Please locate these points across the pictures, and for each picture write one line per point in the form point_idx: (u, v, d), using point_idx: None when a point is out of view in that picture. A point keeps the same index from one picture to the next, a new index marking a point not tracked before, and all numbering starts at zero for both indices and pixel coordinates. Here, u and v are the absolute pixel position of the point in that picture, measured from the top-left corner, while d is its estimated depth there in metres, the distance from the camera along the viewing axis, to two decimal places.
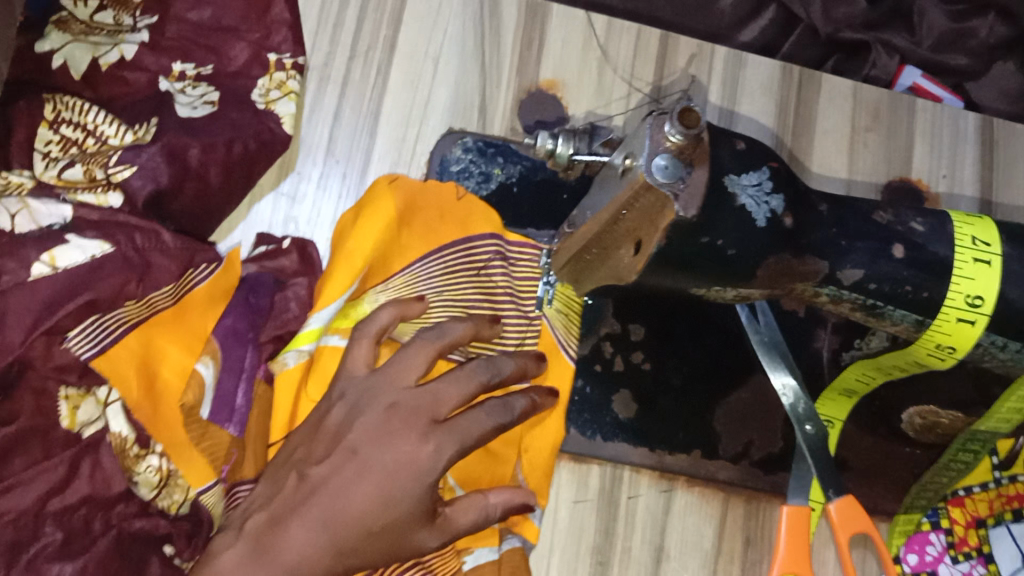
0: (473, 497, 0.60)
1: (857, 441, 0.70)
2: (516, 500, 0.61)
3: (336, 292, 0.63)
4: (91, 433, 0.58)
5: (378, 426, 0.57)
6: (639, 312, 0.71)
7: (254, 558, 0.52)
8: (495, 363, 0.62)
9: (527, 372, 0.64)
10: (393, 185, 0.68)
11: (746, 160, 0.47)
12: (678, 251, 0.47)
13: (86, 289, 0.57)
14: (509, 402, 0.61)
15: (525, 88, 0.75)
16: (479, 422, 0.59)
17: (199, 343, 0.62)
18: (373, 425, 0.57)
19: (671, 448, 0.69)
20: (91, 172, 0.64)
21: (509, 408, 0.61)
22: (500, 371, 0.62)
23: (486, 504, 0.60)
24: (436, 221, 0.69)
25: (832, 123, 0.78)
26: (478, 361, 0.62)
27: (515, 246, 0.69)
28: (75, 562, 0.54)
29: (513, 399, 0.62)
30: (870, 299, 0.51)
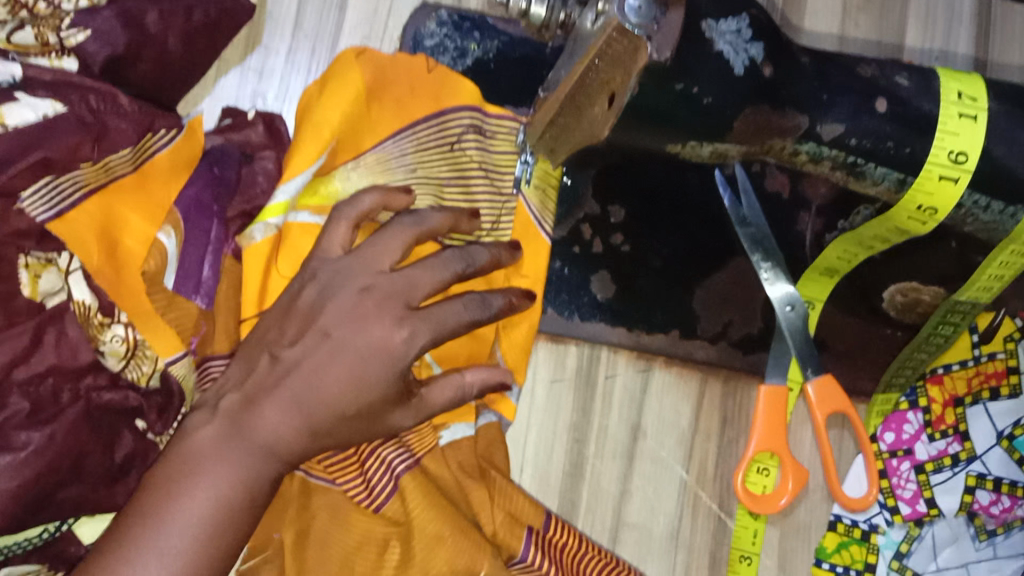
0: (450, 376, 0.60)
1: (837, 321, 0.70)
2: (494, 380, 0.62)
3: (303, 164, 0.63)
4: (56, 303, 0.57)
5: (351, 308, 0.56)
6: (619, 192, 0.70)
7: (230, 438, 0.52)
8: (470, 253, 0.60)
9: (502, 262, 0.62)
10: (359, 60, 0.66)
11: (725, 6, 0.45)
12: (654, 101, 0.44)
13: (39, 147, 0.56)
14: (487, 299, 0.60)
15: None
16: (455, 313, 0.58)
17: (162, 212, 0.62)
18: (346, 307, 0.56)
19: (649, 328, 0.68)
20: (43, 36, 0.61)
21: (486, 305, 0.60)
22: (474, 261, 0.61)
23: (463, 383, 0.60)
24: (407, 96, 0.66)
25: (823, 2, 0.75)
26: (453, 250, 0.60)
27: (492, 118, 0.67)
28: (43, 431, 0.55)
29: (490, 296, 0.61)
30: (851, 157, 0.49)
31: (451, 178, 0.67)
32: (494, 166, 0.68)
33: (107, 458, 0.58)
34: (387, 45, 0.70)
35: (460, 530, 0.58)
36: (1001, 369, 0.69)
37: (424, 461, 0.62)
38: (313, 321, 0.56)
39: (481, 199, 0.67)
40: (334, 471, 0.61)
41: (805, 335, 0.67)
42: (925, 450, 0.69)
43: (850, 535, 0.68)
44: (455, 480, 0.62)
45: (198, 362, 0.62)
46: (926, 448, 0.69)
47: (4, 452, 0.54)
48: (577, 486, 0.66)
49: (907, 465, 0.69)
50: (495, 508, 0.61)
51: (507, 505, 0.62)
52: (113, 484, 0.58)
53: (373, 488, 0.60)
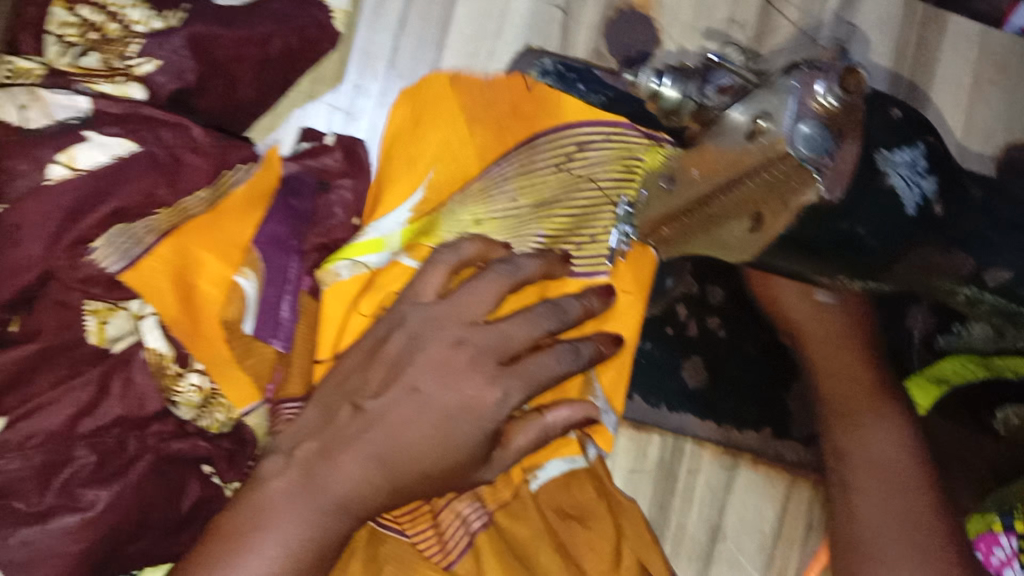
0: (533, 416, 0.55)
1: (941, 434, 0.64)
2: (579, 416, 0.57)
3: (397, 199, 0.59)
4: (122, 349, 0.53)
5: (439, 363, 0.51)
6: (719, 274, 0.64)
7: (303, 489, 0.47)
8: (562, 307, 0.55)
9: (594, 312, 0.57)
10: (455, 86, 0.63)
11: (898, 133, 0.40)
12: (810, 237, 0.40)
13: (111, 197, 0.51)
14: (578, 349, 0.56)
15: (615, 5, 0.67)
16: (547, 368, 0.54)
17: (238, 253, 0.54)
18: (435, 360, 0.51)
19: (738, 423, 0.64)
20: (109, 61, 0.56)
21: (578, 355, 0.56)
22: (566, 313, 0.56)
23: (545, 424, 0.55)
24: (506, 117, 0.62)
25: (953, 74, 0.69)
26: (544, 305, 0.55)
27: (594, 128, 0.62)
28: (111, 488, 0.50)
29: (580, 344, 0.57)
30: (1011, 304, 0.44)
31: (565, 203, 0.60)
32: (604, 187, 0.60)
33: (173, 508, 0.52)
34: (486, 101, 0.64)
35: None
36: None
37: (498, 515, 0.58)
38: (400, 374, 0.51)
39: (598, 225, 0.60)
40: (404, 520, 0.57)
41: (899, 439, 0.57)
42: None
43: None
44: (546, 522, 0.59)
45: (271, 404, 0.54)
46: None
47: (69, 512, 0.49)
48: None
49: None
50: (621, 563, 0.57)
51: (637, 551, 0.59)
52: (181, 531, 0.52)
53: (447, 542, 0.56)
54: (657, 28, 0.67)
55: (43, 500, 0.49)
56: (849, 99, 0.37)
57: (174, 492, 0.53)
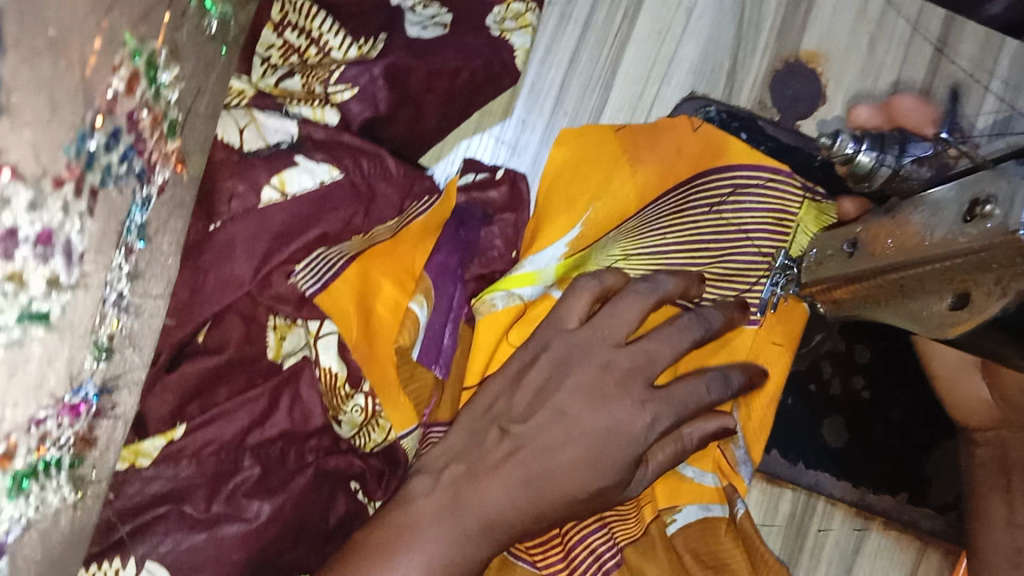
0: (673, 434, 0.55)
1: None
2: (714, 426, 0.56)
3: (553, 235, 0.59)
4: (292, 364, 0.54)
5: (585, 387, 0.52)
6: (867, 333, 0.64)
7: (451, 506, 0.48)
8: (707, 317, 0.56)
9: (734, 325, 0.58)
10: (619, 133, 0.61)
11: None
12: (1021, 319, 0.40)
13: (316, 224, 0.52)
14: (728, 377, 0.56)
15: (783, 57, 0.66)
16: (696, 393, 0.54)
17: (412, 280, 0.55)
18: (586, 382, 0.52)
19: (875, 487, 0.63)
20: (309, 85, 0.57)
21: (728, 383, 0.56)
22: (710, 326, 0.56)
23: (683, 439, 0.55)
24: (670, 156, 0.61)
25: None
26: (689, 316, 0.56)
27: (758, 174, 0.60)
28: (273, 501, 0.51)
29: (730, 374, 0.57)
30: None
31: (716, 244, 0.61)
32: (754, 237, 0.60)
33: (322, 521, 0.51)
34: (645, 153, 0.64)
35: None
36: None
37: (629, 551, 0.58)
38: (545, 399, 0.52)
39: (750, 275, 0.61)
40: (536, 552, 0.57)
41: None
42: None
43: None
44: (680, 563, 0.59)
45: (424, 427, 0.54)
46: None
47: (234, 522, 0.50)
48: None
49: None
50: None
51: None
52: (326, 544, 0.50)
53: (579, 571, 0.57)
54: (824, 84, 0.66)
55: (212, 508, 0.50)
56: None
57: (324, 503, 0.52)
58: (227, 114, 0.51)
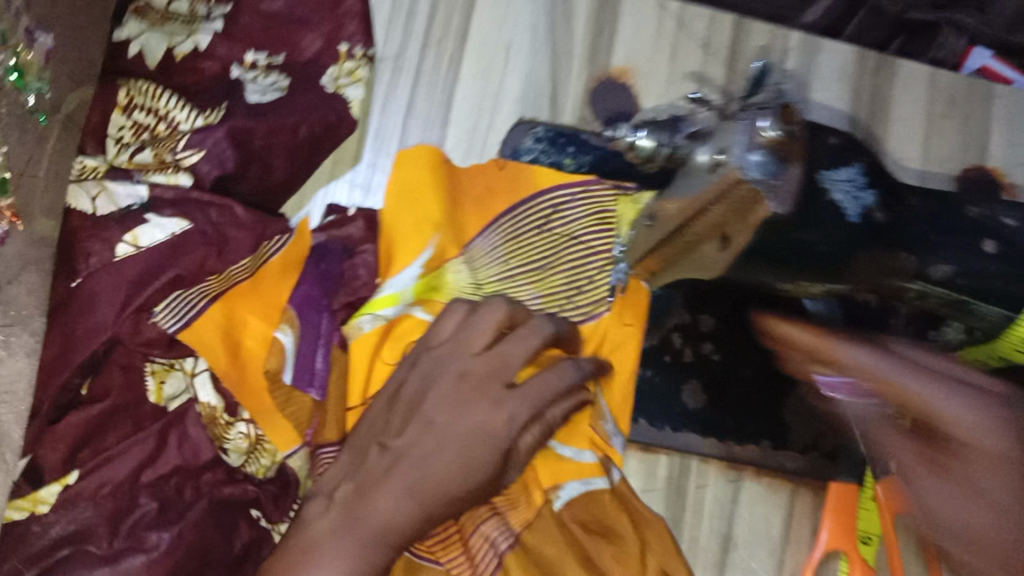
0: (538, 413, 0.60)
1: None
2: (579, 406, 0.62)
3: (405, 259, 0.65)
4: (177, 406, 0.59)
5: (448, 396, 0.56)
6: (708, 303, 0.70)
7: (347, 526, 0.50)
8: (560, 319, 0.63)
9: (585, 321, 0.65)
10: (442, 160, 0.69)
11: (837, 155, 0.47)
12: (767, 247, 0.47)
13: (168, 268, 0.59)
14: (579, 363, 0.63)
15: (595, 76, 0.73)
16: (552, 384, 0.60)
17: (277, 313, 0.61)
18: (447, 392, 0.57)
19: (739, 438, 0.69)
20: (160, 155, 0.65)
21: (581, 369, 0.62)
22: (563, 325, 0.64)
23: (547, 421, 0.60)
24: (486, 193, 0.69)
25: (908, 111, 0.76)
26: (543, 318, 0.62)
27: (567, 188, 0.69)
28: (171, 530, 0.55)
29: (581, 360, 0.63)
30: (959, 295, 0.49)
31: (552, 258, 0.68)
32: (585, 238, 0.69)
33: (228, 552, 0.56)
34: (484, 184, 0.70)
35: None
36: None
37: (523, 534, 0.62)
38: (415, 412, 0.56)
39: (593, 271, 0.69)
40: (437, 550, 0.61)
41: None
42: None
43: None
44: (570, 535, 0.63)
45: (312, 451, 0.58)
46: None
47: (136, 553, 0.54)
48: None
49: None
50: (647, 565, 0.61)
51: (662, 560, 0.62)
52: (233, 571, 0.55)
53: (476, 561, 0.61)
54: (635, 92, 0.73)
55: (114, 544, 0.54)
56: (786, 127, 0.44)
57: (227, 534, 0.56)
58: (79, 187, 0.61)
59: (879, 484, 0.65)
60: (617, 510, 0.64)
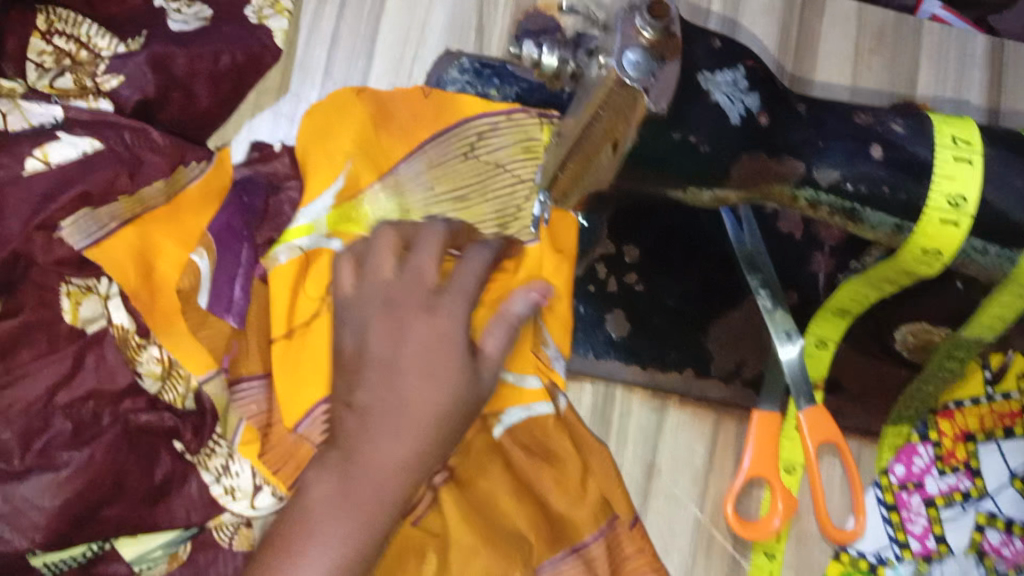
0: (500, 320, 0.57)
1: (849, 360, 0.71)
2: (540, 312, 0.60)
3: (319, 189, 0.63)
4: (95, 330, 0.58)
5: (384, 334, 0.53)
6: (630, 232, 0.71)
7: (343, 490, 0.49)
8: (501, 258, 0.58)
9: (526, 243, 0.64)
10: (361, 96, 0.67)
11: (721, 58, 0.47)
12: (649, 151, 0.47)
13: (78, 182, 0.58)
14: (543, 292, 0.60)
15: (522, 9, 0.73)
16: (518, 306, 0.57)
17: (194, 237, 0.60)
18: (384, 326, 0.54)
19: (662, 366, 0.70)
20: (80, 80, 0.64)
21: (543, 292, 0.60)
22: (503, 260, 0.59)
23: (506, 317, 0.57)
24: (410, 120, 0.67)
25: (835, 46, 0.77)
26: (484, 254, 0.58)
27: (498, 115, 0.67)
28: (83, 450, 0.56)
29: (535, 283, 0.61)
30: (848, 202, 0.50)
31: (478, 185, 0.66)
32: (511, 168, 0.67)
33: (146, 477, 0.58)
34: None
35: (495, 544, 0.61)
36: (1016, 409, 0.69)
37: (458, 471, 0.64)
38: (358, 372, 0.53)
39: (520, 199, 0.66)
40: None
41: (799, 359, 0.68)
42: (920, 516, 0.68)
43: (856, 567, 0.68)
44: (512, 460, 0.65)
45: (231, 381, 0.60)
46: (915, 521, 0.68)
47: (45, 471, 0.55)
48: None
49: (872, 489, 0.69)
50: (588, 490, 0.64)
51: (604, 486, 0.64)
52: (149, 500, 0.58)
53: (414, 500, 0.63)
54: None
55: (24, 461, 0.55)
56: (661, 25, 0.43)
57: (146, 461, 0.59)
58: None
59: (804, 413, 0.68)
60: (560, 433, 0.65)
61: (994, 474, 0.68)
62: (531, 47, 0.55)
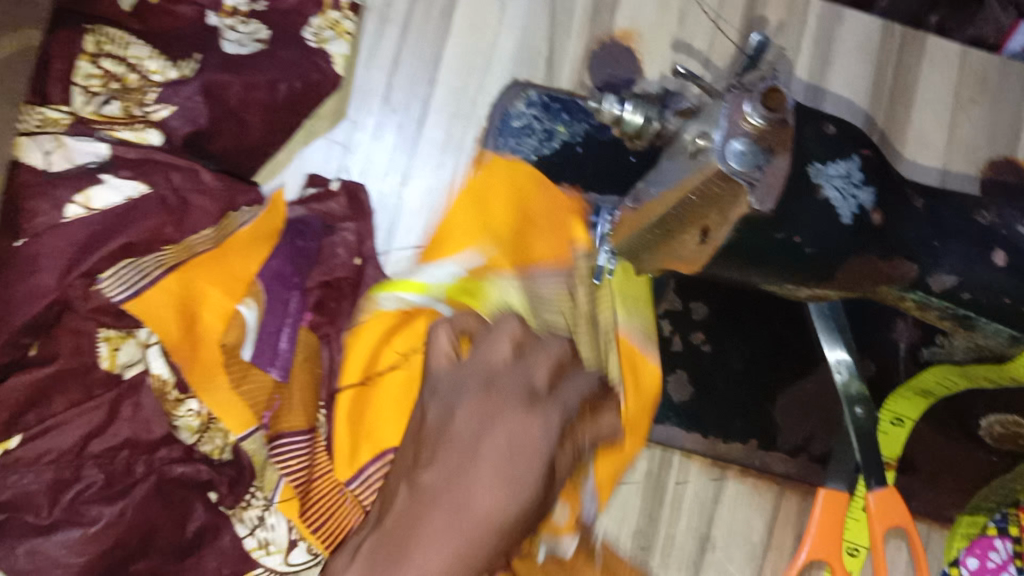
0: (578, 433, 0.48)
1: (929, 441, 0.66)
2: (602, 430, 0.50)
3: (445, 253, 0.60)
4: (133, 376, 0.57)
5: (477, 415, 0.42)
6: (702, 290, 0.66)
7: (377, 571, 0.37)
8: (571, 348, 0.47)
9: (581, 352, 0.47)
10: (497, 164, 0.62)
11: (833, 147, 0.42)
12: (752, 245, 0.42)
13: (122, 232, 0.56)
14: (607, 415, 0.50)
15: (597, 39, 0.68)
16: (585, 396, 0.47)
17: (240, 286, 0.58)
18: (479, 409, 0.42)
19: (725, 436, 0.65)
20: (129, 108, 0.60)
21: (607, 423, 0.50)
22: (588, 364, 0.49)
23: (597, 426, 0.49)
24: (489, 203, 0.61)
25: (933, 92, 0.70)
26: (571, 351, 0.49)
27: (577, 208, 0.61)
28: (114, 505, 0.54)
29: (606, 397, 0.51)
30: (961, 310, 0.45)
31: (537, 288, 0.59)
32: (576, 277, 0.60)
33: (178, 532, 0.56)
34: (469, 155, 0.66)
35: None
36: None
37: None
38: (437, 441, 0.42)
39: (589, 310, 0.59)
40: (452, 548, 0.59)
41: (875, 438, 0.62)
42: None
43: None
44: None
45: (270, 438, 0.57)
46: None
47: (73, 527, 0.53)
48: None
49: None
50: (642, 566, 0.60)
51: None
52: (182, 557, 0.55)
53: None
54: (638, 58, 0.68)
55: (49, 515, 0.53)
56: (774, 118, 0.38)
57: (179, 518, 0.56)
58: (30, 140, 0.57)
59: (873, 495, 0.60)
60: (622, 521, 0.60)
61: None
62: (614, 102, 0.50)
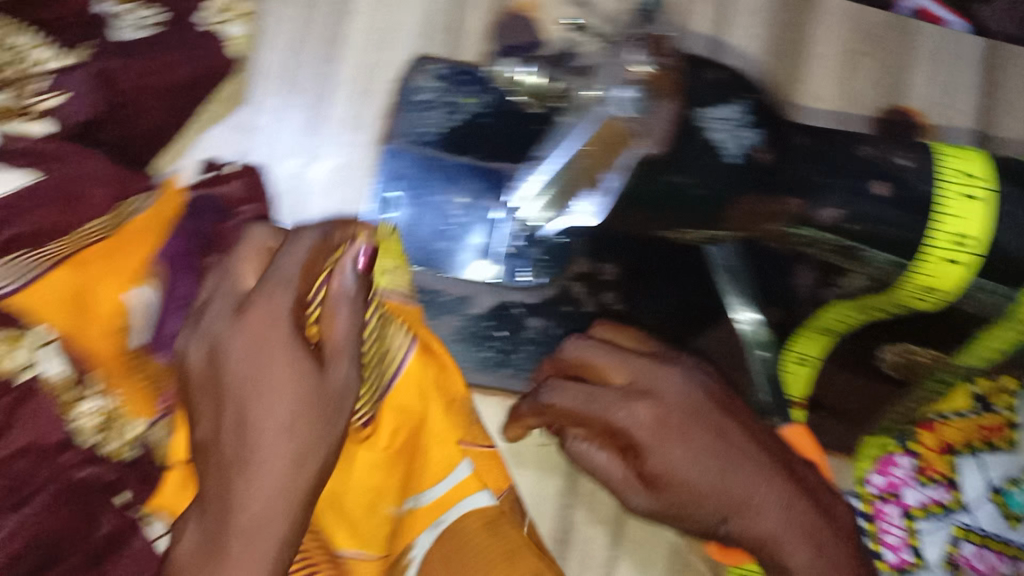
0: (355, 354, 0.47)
1: (831, 380, 0.69)
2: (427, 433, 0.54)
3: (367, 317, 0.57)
4: (25, 379, 0.54)
5: (251, 349, 0.42)
6: (612, 249, 0.67)
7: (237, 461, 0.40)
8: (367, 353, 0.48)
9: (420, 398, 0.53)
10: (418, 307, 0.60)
11: (703, 104, 0.50)
12: (642, 189, 0.50)
13: (14, 222, 0.54)
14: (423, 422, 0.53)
15: (499, 7, 0.67)
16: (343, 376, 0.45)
17: (137, 274, 0.56)
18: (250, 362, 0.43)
19: None
20: (18, 97, 0.59)
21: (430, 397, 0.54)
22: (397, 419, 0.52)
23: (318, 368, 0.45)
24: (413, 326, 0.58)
25: (823, 49, 0.73)
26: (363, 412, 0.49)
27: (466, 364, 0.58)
28: (13, 514, 0.52)
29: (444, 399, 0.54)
30: (849, 240, 0.48)
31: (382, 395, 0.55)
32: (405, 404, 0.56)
33: (81, 539, 0.53)
34: (375, 132, 0.66)
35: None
36: (1000, 423, 0.67)
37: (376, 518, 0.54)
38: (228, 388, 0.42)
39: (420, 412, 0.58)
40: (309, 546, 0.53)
41: (781, 377, 0.67)
42: (897, 527, 0.67)
43: None
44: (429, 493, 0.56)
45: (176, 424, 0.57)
46: (890, 531, 0.67)
47: None
48: (566, 552, 0.65)
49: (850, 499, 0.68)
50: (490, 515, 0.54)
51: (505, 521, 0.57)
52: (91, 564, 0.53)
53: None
54: (537, 26, 0.67)
55: None
56: None
57: (84, 524, 0.54)
58: None
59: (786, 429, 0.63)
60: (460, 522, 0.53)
61: (974, 488, 0.66)
62: None
